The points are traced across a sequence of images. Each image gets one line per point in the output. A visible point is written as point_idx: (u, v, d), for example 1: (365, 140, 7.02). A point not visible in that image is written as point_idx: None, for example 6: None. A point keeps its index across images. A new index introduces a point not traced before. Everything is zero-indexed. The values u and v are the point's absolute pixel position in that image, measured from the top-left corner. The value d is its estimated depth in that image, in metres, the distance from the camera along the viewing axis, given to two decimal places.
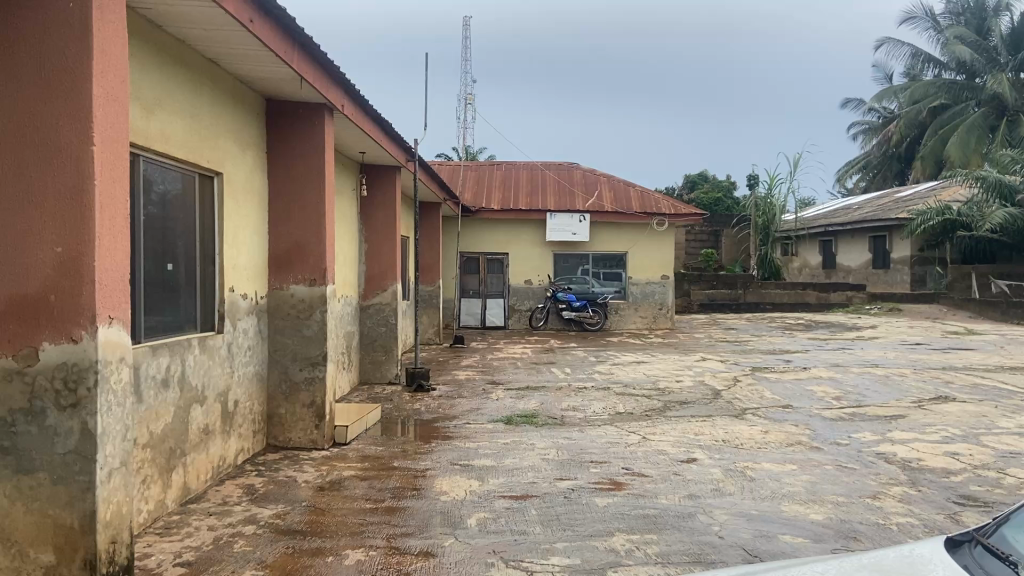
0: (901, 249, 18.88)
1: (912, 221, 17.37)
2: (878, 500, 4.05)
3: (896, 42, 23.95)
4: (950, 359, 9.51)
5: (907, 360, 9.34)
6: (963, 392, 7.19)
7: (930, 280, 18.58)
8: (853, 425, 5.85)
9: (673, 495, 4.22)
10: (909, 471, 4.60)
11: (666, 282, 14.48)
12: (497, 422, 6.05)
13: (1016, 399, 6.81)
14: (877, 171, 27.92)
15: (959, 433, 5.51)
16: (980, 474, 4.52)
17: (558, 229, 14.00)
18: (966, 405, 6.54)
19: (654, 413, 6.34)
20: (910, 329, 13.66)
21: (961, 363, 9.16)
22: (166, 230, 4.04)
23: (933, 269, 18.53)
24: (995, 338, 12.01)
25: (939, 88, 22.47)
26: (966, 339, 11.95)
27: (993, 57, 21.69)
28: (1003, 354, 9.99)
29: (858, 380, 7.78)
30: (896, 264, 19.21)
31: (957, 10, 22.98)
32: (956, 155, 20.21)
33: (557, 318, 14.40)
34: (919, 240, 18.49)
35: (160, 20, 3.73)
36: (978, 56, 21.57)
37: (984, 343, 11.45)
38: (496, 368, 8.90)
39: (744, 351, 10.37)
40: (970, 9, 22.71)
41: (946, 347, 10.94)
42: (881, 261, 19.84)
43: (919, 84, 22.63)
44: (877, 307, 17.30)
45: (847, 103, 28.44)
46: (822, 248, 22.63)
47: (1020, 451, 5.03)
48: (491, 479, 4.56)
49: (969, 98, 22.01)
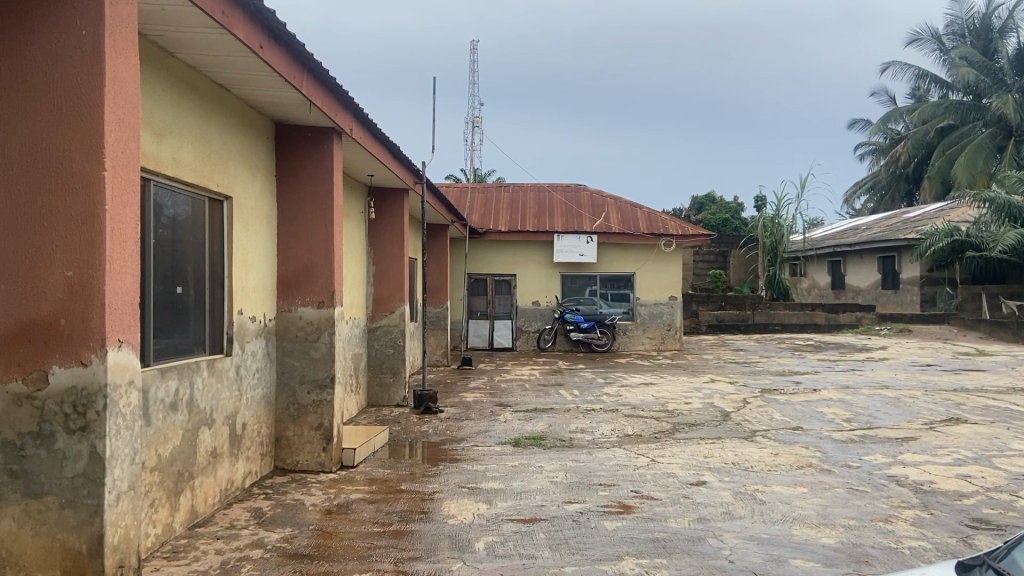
0: (910, 269, 18.80)
1: (921, 242, 17.23)
2: (890, 524, 4.02)
3: (901, 64, 24.06)
4: (961, 380, 9.44)
5: (918, 382, 9.28)
6: (975, 413, 7.14)
7: (940, 301, 18.35)
8: (864, 446, 5.81)
9: (683, 518, 4.19)
10: (920, 494, 4.55)
11: (674, 302, 14.43)
12: (505, 444, 6.03)
13: None
14: (885, 192, 27.95)
15: (971, 455, 5.46)
16: (992, 497, 4.48)
17: (565, 250, 14.02)
18: (977, 427, 6.48)
19: (663, 435, 6.31)
20: (921, 350, 13.58)
21: (972, 385, 9.08)
22: (176, 252, 4.07)
23: (942, 290, 18.35)
24: (1007, 359, 11.91)
25: (946, 108, 22.41)
26: (978, 360, 11.89)
27: (999, 78, 21.72)
28: (1015, 375, 9.92)
29: (869, 402, 7.73)
30: (905, 285, 19.10)
31: (961, 30, 23.17)
32: (962, 176, 20.25)
33: (565, 339, 14.40)
34: (928, 262, 18.40)
35: (170, 46, 3.78)
36: (983, 76, 21.65)
37: (994, 364, 11.40)
38: (504, 390, 8.86)
39: (754, 372, 10.32)
40: (975, 30, 22.78)
41: (958, 368, 10.88)
42: (890, 281, 19.74)
43: (927, 105, 22.83)
44: (887, 328, 17.25)
45: (854, 123, 28.43)
46: (831, 269, 22.58)
47: None
48: (499, 502, 4.54)
49: (976, 119, 22.07)
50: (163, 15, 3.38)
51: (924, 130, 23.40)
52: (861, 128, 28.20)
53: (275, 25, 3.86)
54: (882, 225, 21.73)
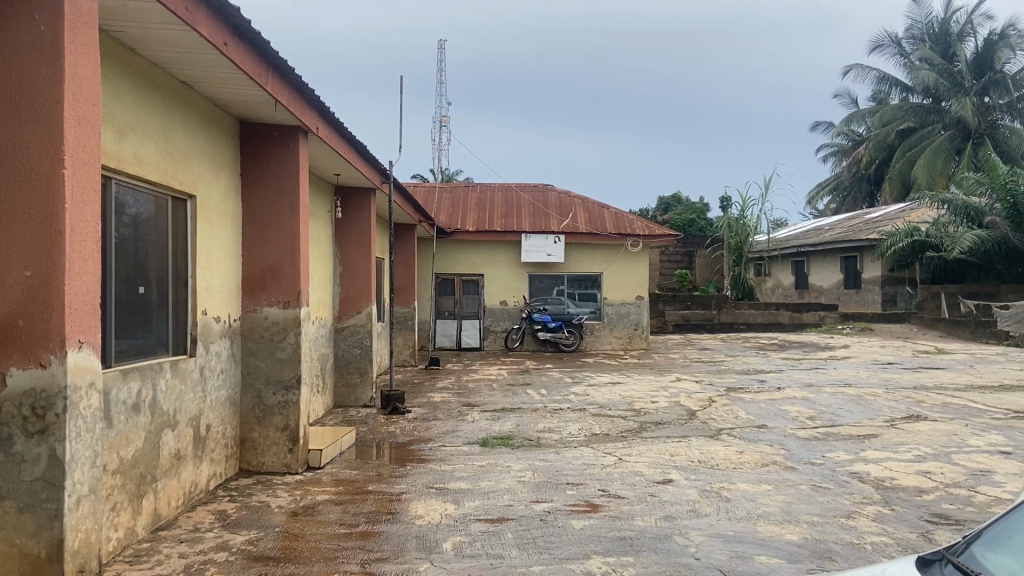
0: (872, 269, 19.17)
1: (883, 242, 17.63)
2: (852, 520, 4.08)
3: (864, 67, 24.48)
4: (921, 378, 9.61)
5: (879, 380, 9.45)
6: (935, 411, 7.28)
7: (901, 300, 18.92)
8: (828, 444, 5.89)
9: (650, 517, 4.22)
10: (881, 490, 4.63)
11: (641, 303, 14.54)
12: (473, 444, 6.02)
13: (987, 418, 6.89)
14: (848, 193, 28.49)
15: (930, 452, 5.57)
16: (952, 493, 4.57)
17: (533, 250, 14.04)
18: (936, 423, 6.61)
19: (630, 434, 6.34)
20: (881, 349, 13.82)
21: (931, 382, 9.28)
22: (138, 252, 4.01)
23: (903, 289, 18.89)
24: (965, 358, 12.16)
25: (906, 112, 22.96)
26: (937, 358, 12.15)
27: (957, 81, 22.23)
28: (973, 373, 10.14)
29: (832, 400, 7.85)
30: (867, 285, 19.44)
31: (920, 35, 23.66)
32: (923, 177, 20.65)
33: (533, 339, 14.42)
34: (889, 262, 18.75)
35: (133, 43, 3.72)
36: (942, 80, 22.13)
37: (953, 362, 11.65)
38: (472, 390, 8.83)
39: (719, 371, 10.43)
40: (934, 34, 23.29)
41: (917, 367, 11.10)
42: (853, 282, 20.07)
43: (888, 107, 23.27)
44: (848, 328, 17.54)
45: (818, 126, 28.91)
46: (795, 269, 22.91)
47: (991, 470, 5.09)
48: (466, 503, 4.53)
49: (935, 121, 22.52)
50: (126, 11, 3.32)
51: (885, 132, 23.76)
52: (823, 130, 28.66)
53: (238, 22, 3.82)
54: (844, 226, 22.11)
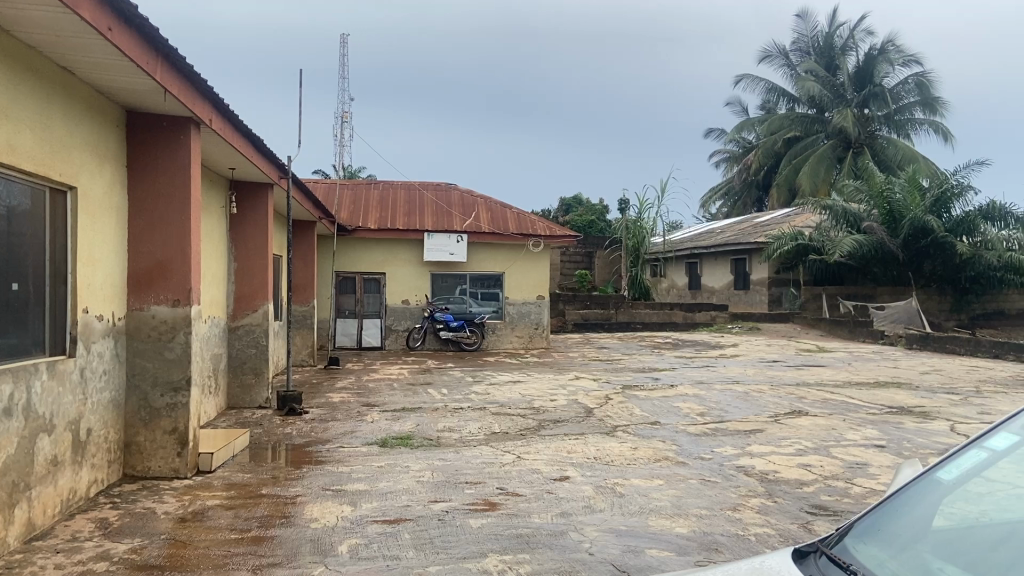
0: (759, 271, 20.02)
1: (770, 246, 18.51)
2: (738, 512, 4.26)
3: (754, 77, 25.55)
4: (803, 375, 10.14)
5: (765, 377, 9.91)
6: (815, 406, 7.69)
7: (786, 300, 19.77)
8: (716, 439, 6.13)
9: (546, 514, 4.28)
10: (765, 483, 4.86)
11: (542, 302, 14.79)
12: (371, 445, 5.95)
13: (862, 413, 7.33)
14: (739, 197, 29.71)
15: (811, 446, 5.88)
16: (829, 485, 4.84)
17: (435, 249, 13.96)
18: (816, 419, 6.98)
19: (529, 432, 6.42)
20: (767, 347, 14.51)
21: (812, 379, 9.80)
22: (10, 246, 3.76)
23: (787, 290, 19.77)
24: (843, 356, 12.92)
25: (793, 121, 23.98)
26: (818, 356, 12.85)
27: (840, 92, 23.54)
28: (849, 370, 10.78)
29: (721, 397, 8.17)
30: (755, 286, 20.32)
31: (806, 48, 24.91)
32: (807, 183, 21.78)
33: (435, 338, 14.38)
34: (776, 264, 19.69)
35: (5, 23, 3.49)
36: (826, 91, 23.37)
37: (832, 360, 12.36)
38: (372, 390, 8.73)
39: (617, 369, 10.69)
40: (819, 47, 24.55)
41: (800, 364, 11.71)
42: (741, 283, 20.97)
43: (776, 117, 24.18)
44: (737, 327, 18.30)
45: (711, 132, 29.98)
46: (688, 270, 23.72)
47: (865, 462, 5.41)
48: (364, 504, 4.48)
49: (819, 131, 23.82)
50: None
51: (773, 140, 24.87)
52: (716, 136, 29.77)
53: (124, 6, 3.64)
54: (734, 230, 23.08)
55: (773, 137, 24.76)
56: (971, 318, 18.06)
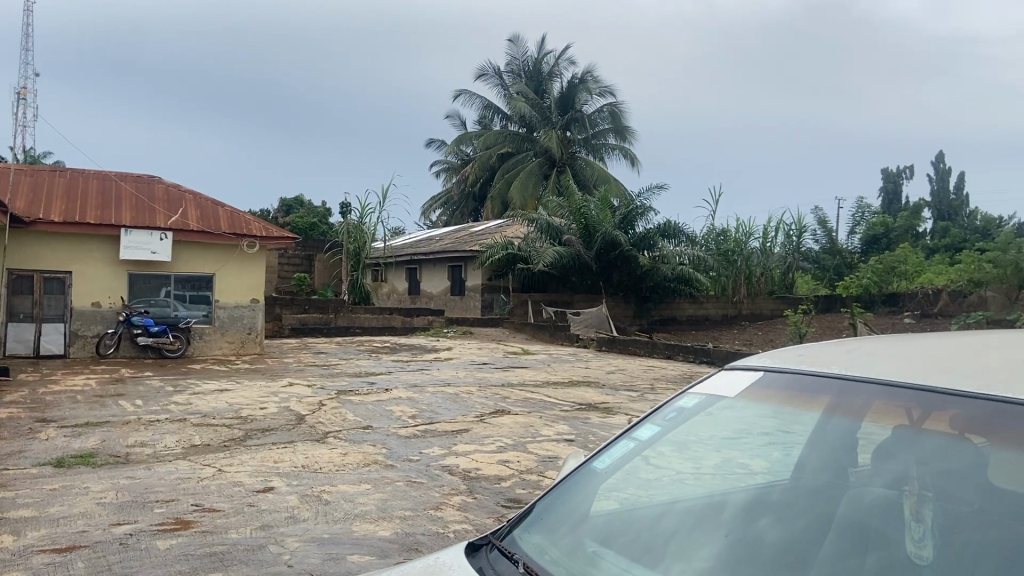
0: (474, 278, 21.09)
1: (483, 254, 19.69)
2: (440, 511, 4.36)
3: (472, 94, 26.95)
4: (507, 376, 10.75)
5: (473, 379, 10.35)
6: (517, 405, 8.17)
7: (496, 306, 20.87)
8: (424, 441, 6.25)
9: (245, 527, 4.06)
10: (467, 480, 5.03)
11: (255, 306, 14.18)
12: (43, 465, 5.25)
13: (558, 409, 7.93)
14: (457, 207, 31.22)
15: (510, 442, 6.22)
16: (524, 478, 5.14)
17: (133, 246, 12.86)
18: (517, 416, 7.42)
19: (233, 443, 6.07)
20: (479, 351, 15.19)
21: (515, 380, 10.43)
22: None
23: (499, 296, 20.86)
24: (546, 358, 13.91)
25: (505, 138, 25.49)
26: (524, 359, 13.70)
27: (546, 115, 25.64)
28: (548, 371, 11.64)
29: (433, 399, 8.38)
30: (469, 292, 21.39)
31: (518, 70, 26.88)
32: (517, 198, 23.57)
33: (132, 345, 13.09)
34: (488, 271, 20.65)
35: None
36: (535, 112, 25.37)
37: (535, 362, 13.25)
38: (51, 404, 7.72)
39: (331, 375, 10.53)
40: (529, 71, 26.60)
41: (507, 366, 12.40)
42: (457, 288, 21.94)
43: (491, 133, 25.24)
44: (452, 331, 18.86)
45: (431, 142, 31.37)
46: (408, 275, 24.52)
47: (557, 454, 5.83)
48: (29, 533, 3.91)
49: (527, 149, 25.65)
50: None
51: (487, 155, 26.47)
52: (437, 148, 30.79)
53: None
54: (451, 238, 23.88)
55: (488, 152, 26.29)
56: (651, 323, 19.86)
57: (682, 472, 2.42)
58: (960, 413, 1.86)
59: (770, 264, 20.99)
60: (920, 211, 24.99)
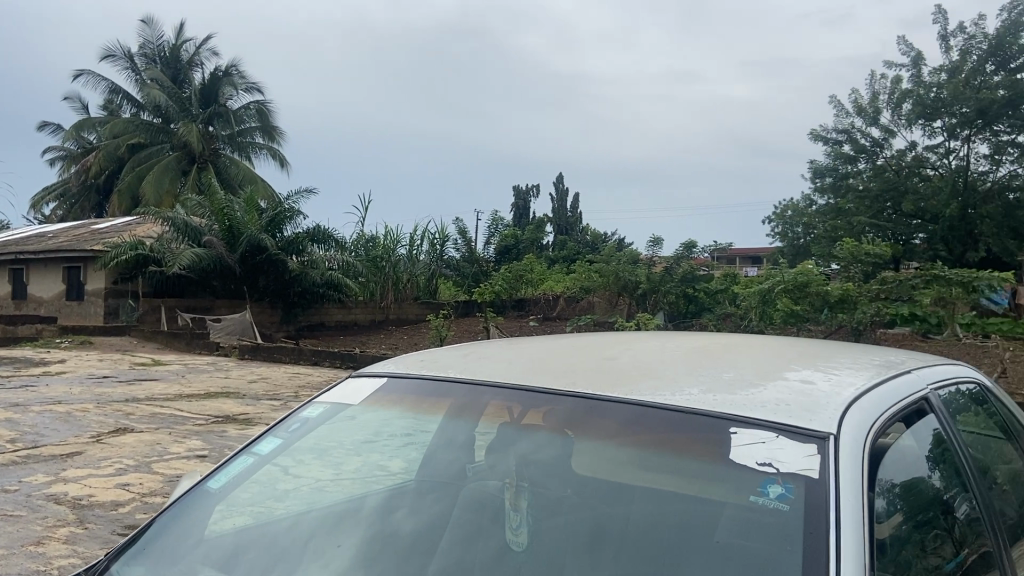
0: (95, 281, 19.02)
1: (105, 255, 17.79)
2: (42, 546, 3.78)
3: (97, 75, 24.91)
4: (133, 390, 9.72)
5: (90, 395, 9.18)
6: (144, 421, 7.43)
7: (123, 313, 18.84)
8: (24, 469, 5.38)
9: None
10: (77, 510, 4.44)
11: None
12: None
13: (191, 424, 7.37)
14: (78, 200, 28.71)
15: (133, 463, 5.62)
16: (148, 501, 4.68)
17: None
18: (143, 434, 6.74)
19: None
20: (100, 362, 13.55)
21: (143, 394, 9.47)
22: None
23: (125, 303, 18.85)
24: (180, 368, 12.88)
25: (137, 127, 24.14)
26: (154, 370, 12.53)
27: (186, 106, 24.59)
28: (182, 382, 10.78)
29: (37, 420, 7.25)
30: (90, 297, 19.22)
31: (152, 55, 25.61)
32: (151, 194, 22.44)
33: None
34: (112, 273, 18.85)
35: None
36: (172, 102, 24.27)
37: (167, 373, 12.19)
38: None
39: None
40: (166, 57, 25.43)
41: (133, 378, 11.23)
42: (74, 292, 19.70)
43: (119, 121, 23.76)
44: (66, 342, 16.52)
45: (45, 126, 28.34)
46: (10, 277, 21.69)
47: (187, 472, 5.41)
48: None
49: (163, 141, 24.44)
50: None
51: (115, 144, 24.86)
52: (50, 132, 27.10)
53: None
54: (68, 235, 21.25)
55: (116, 141, 24.73)
56: (298, 330, 19.35)
57: (320, 479, 2.49)
58: (554, 410, 2.15)
59: (417, 271, 21.14)
60: (543, 227, 27.70)
